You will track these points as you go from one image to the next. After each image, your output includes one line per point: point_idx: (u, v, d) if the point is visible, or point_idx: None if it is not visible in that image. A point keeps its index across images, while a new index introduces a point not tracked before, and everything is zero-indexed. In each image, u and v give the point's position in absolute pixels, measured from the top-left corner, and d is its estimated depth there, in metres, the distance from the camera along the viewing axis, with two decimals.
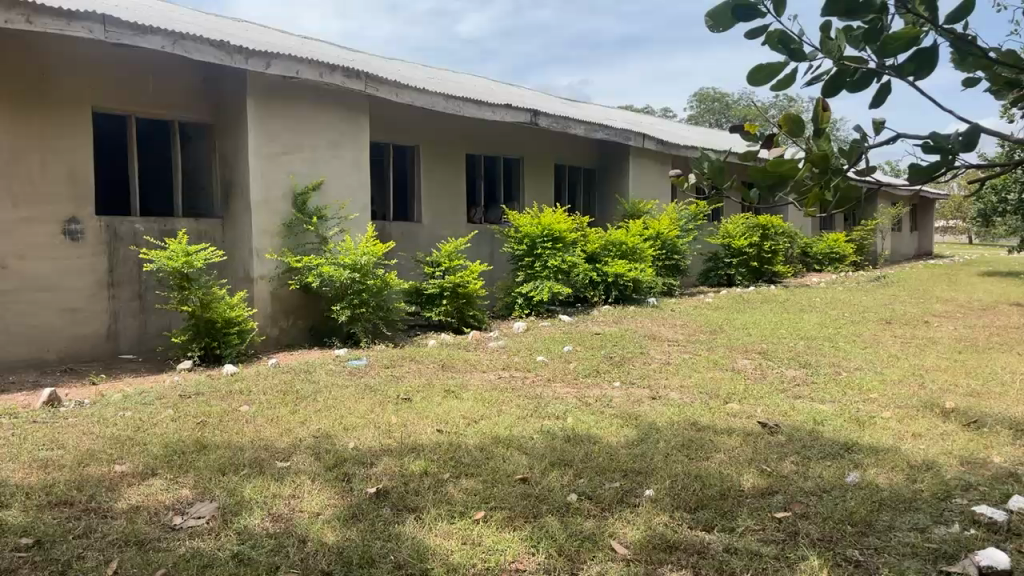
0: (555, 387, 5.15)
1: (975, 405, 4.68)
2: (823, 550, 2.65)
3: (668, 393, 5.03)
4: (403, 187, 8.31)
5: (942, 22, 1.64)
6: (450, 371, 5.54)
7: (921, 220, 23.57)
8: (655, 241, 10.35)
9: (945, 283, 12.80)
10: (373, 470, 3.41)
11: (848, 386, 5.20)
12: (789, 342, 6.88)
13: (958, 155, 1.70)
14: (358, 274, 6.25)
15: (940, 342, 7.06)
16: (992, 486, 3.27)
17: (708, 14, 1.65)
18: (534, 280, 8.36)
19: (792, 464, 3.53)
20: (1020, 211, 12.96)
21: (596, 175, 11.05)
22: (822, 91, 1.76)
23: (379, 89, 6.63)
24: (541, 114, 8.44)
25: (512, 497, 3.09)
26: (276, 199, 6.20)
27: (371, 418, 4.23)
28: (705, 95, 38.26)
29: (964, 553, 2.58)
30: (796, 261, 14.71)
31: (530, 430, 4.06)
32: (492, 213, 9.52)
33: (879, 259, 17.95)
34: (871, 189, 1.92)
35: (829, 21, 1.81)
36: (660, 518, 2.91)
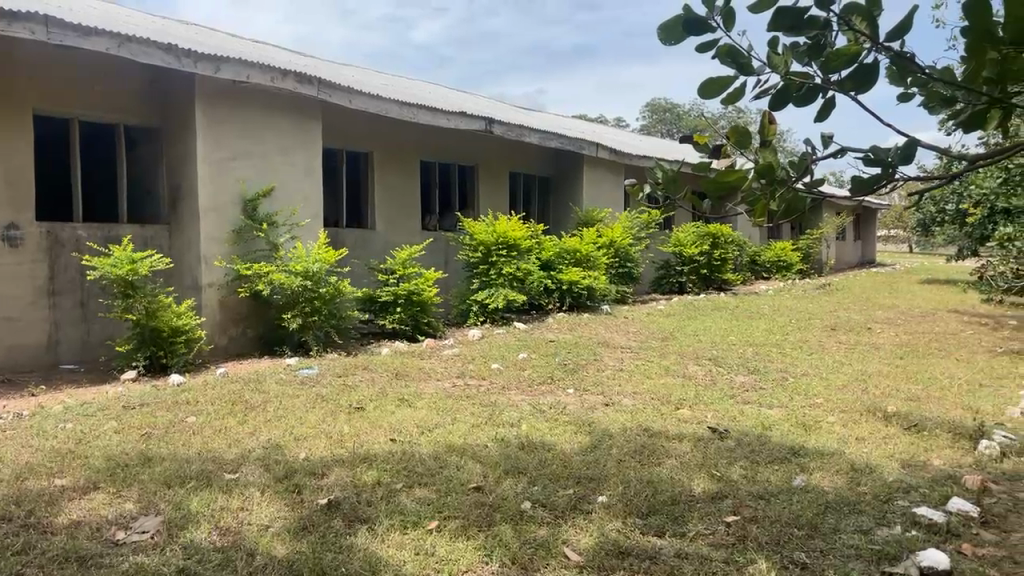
0: (510, 395, 5.16)
1: (915, 409, 4.83)
2: (770, 553, 2.71)
3: (621, 399, 5.08)
4: (356, 193, 8.23)
5: (883, 39, 1.74)
6: (404, 380, 5.50)
7: (863, 229, 24.25)
8: (609, 249, 10.47)
9: (887, 291, 13.19)
10: (324, 481, 3.36)
11: (794, 391, 5.32)
12: (738, 348, 7.01)
13: (897, 168, 1.81)
14: (310, 282, 6.18)
15: (882, 348, 7.27)
16: (931, 488, 3.38)
17: (660, 27, 1.77)
18: (489, 287, 8.36)
19: (741, 469, 3.60)
20: (957, 221, 13.44)
21: (550, 183, 11.11)
22: (771, 104, 1.87)
23: (332, 96, 6.56)
24: (496, 122, 8.45)
25: (466, 505, 3.08)
26: (225, 205, 6.09)
27: (322, 428, 4.18)
28: (656, 106, 38.81)
29: (906, 554, 2.66)
30: (745, 269, 14.99)
31: (484, 438, 4.05)
32: (447, 221, 9.50)
33: (825, 267, 18.41)
34: (817, 199, 2.02)
35: (778, 37, 1.91)
36: (613, 524, 2.93)
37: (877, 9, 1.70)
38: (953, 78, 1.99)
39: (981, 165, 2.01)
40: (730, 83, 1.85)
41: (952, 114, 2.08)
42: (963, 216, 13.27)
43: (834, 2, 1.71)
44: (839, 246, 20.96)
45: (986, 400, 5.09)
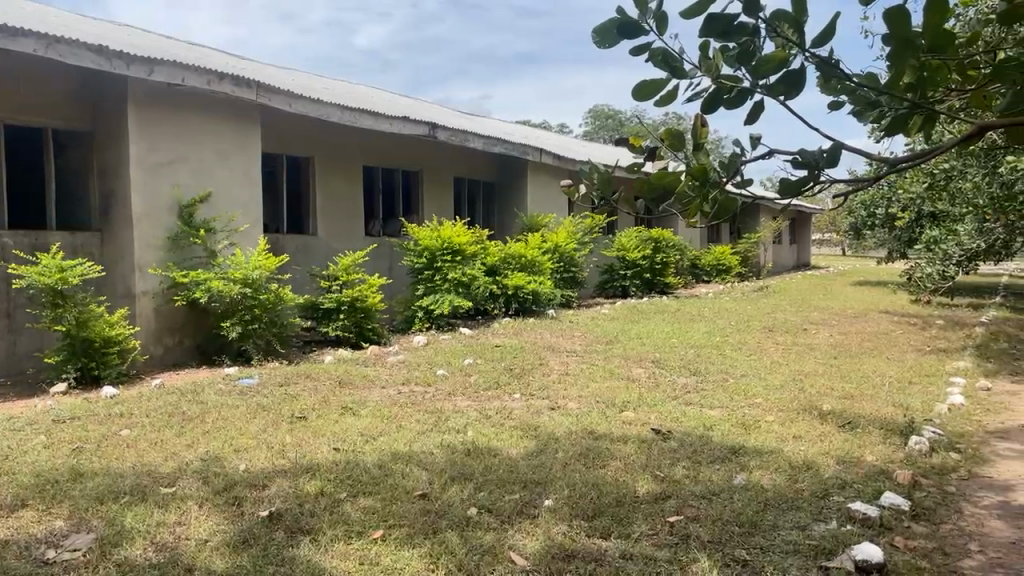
0: (455, 401, 5.14)
1: (849, 406, 4.98)
2: (713, 552, 2.75)
3: (566, 403, 5.11)
4: (296, 199, 8.09)
5: (809, 45, 1.82)
6: (348, 388, 5.42)
7: (798, 233, 24.97)
8: (553, 254, 10.54)
9: (821, 293, 13.60)
10: (265, 492, 3.28)
11: (734, 391, 5.43)
12: (680, 350, 7.12)
13: (823, 170, 1.89)
14: (250, 289, 6.05)
15: (817, 348, 7.49)
16: (865, 483, 3.48)
17: (594, 32, 1.85)
18: (434, 293, 8.32)
19: (683, 469, 3.65)
20: (886, 225, 13.95)
21: (494, 188, 11.12)
22: (702, 107, 1.95)
23: (271, 99, 6.43)
24: (439, 127, 8.41)
25: (411, 513, 3.05)
26: (160, 211, 5.92)
27: (263, 438, 4.09)
28: (599, 113, 39.26)
29: (842, 549, 2.73)
30: (686, 272, 15.26)
31: (430, 445, 4.02)
32: (390, 227, 9.41)
33: (763, 270, 18.89)
34: (749, 202, 2.08)
35: (710, 42, 1.98)
36: (559, 527, 2.94)
37: (803, 16, 1.78)
38: (876, 85, 2.08)
39: (902, 167, 2.10)
40: (663, 86, 1.96)
41: (877, 120, 2.17)
42: (892, 220, 13.79)
43: (762, 9, 1.77)
44: (775, 250, 21.54)
45: (915, 397, 5.28)
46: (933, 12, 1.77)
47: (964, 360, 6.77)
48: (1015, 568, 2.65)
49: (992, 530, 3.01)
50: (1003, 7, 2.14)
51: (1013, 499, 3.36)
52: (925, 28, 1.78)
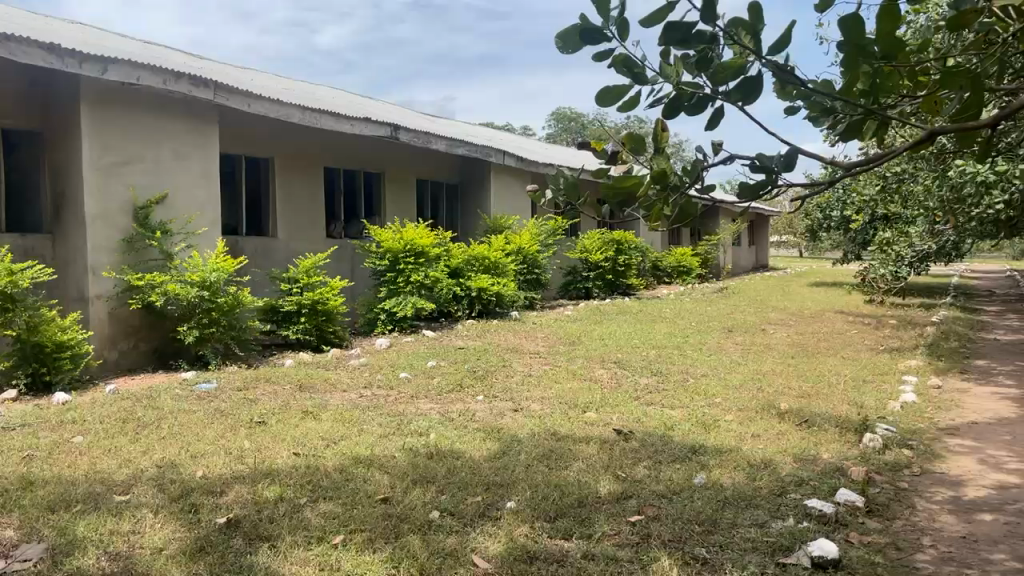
0: (418, 404, 5.11)
1: (805, 405, 5.07)
2: (673, 550, 2.77)
3: (529, 404, 5.12)
4: (256, 200, 7.97)
5: (766, 52, 1.85)
6: (308, 392, 5.35)
7: (757, 235, 25.36)
8: (516, 256, 10.55)
9: (779, 294, 13.83)
10: (223, 499, 3.23)
11: (694, 391, 5.49)
12: (642, 351, 7.18)
13: (780, 175, 1.93)
14: (207, 292, 5.95)
15: (775, 348, 7.61)
16: (821, 480, 3.54)
17: (558, 36, 1.87)
18: (396, 295, 8.26)
19: (645, 469, 3.68)
20: (842, 227, 14.25)
21: (457, 190, 11.09)
22: (663, 112, 1.97)
23: (230, 99, 6.32)
24: (401, 129, 8.36)
25: (373, 518, 3.02)
26: (114, 212, 5.78)
27: (221, 444, 4.02)
28: (563, 114, 39.39)
29: (799, 545, 2.78)
30: (648, 274, 15.40)
31: (392, 448, 3.99)
32: (352, 229, 9.32)
33: (723, 271, 19.15)
34: (709, 207, 2.10)
35: (670, 49, 2.01)
36: (521, 529, 2.94)
37: (760, 24, 1.81)
38: (831, 91, 2.12)
39: (855, 172, 2.15)
40: (626, 91, 1.97)
41: (832, 125, 2.20)
42: (847, 222, 14.10)
43: (720, 17, 1.80)
44: (734, 252, 21.88)
45: (869, 396, 5.40)
46: (885, 20, 1.81)
47: (916, 358, 6.95)
48: (965, 561, 2.72)
49: (944, 524, 3.08)
50: (950, 14, 2.19)
51: (964, 494, 3.46)
52: (877, 35, 1.82)
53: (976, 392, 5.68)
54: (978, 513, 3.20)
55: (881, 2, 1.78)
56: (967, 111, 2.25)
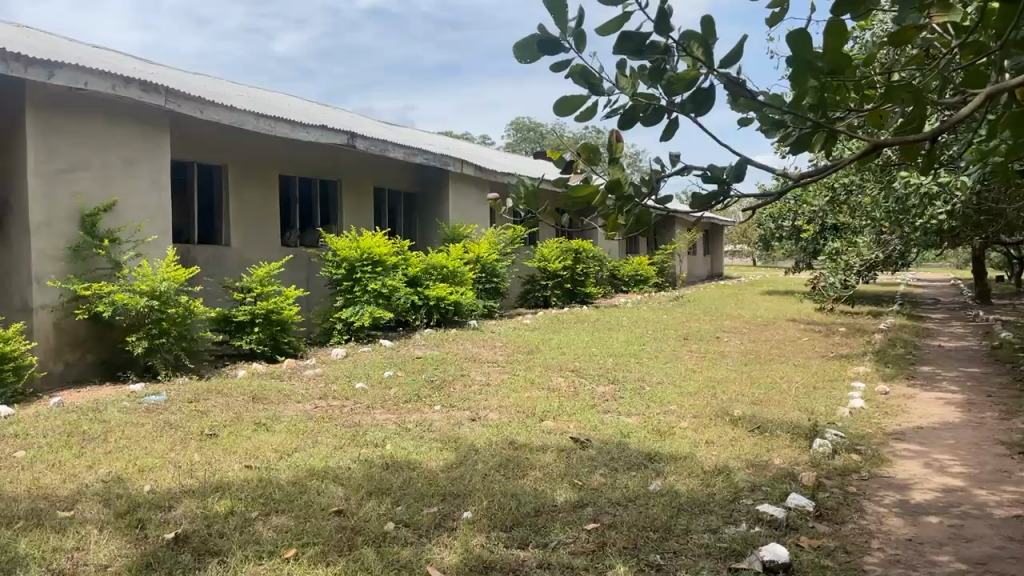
0: (375, 414, 5.06)
1: (758, 412, 5.15)
2: (629, 557, 2.78)
3: (486, 414, 5.10)
4: (209, 209, 7.83)
5: (717, 66, 1.89)
6: (262, 403, 5.26)
7: (712, 243, 25.75)
8: (475, 265, 10.56)
9: (733, 302, 14.06)
10: (171, 514, 3.14)
11: (651, 399, 5.53)
12: (599, 359, 7.22)
13: (731, 185, 1.96)
14: (157, 302, 5.82)
15: (729, 355, 7.74)
16: (773, 485, 3.61)
17: (516, 46, 1.87)
18: (353, 304, 8.18)
19: (601, 477, 3.70)
20: (794, 237, 14.56)
21: (415, 199, 11.05)
22: (619, 123, 1.99)
23: (182, 105, 6.20)
24: (358, 137, 8.30)
25: (327, 530, 2.97)
26: (60, 220, 5.62)
27: (171, 457, 3.93)
28: (520, 124, 39.58)
29: (751, 550, 2.81)
30: (606, 282, 15.53)
31: (347, 459, 3.94)
32: (308, 237, 9.21)
33: (679, 279, 19.40)
34: (664, 216, 2.14)
35: (625, 60, 2.02)
36: (477, 539, 2.93)
37: (711, 37, 1.85)
38: (781, 105, 2.17)
39: (805, 182, 2.19)
40: (583, 102, 1.98)
41: (782, 137, 2.25)
42: (798, 232, 14.42)
43: (674, 30, 1.84)
44: (690, 260, 22.25)
45: (820, 402, 5.51)
46: (831, 36, 1.86)
47: (864, 365, 7.12)
48: (911, 563, 2.79)
49: (891, 527, 3.16)
50: (895, 32, 2.26)
51: (910, 497, 3.54)
52: (825, 51, 1.87)
53: (921, 398, 5.84)
54: (924, 516, 3.28)
55: (827, 19, 1.83)
56: (910, 125, 2.30)
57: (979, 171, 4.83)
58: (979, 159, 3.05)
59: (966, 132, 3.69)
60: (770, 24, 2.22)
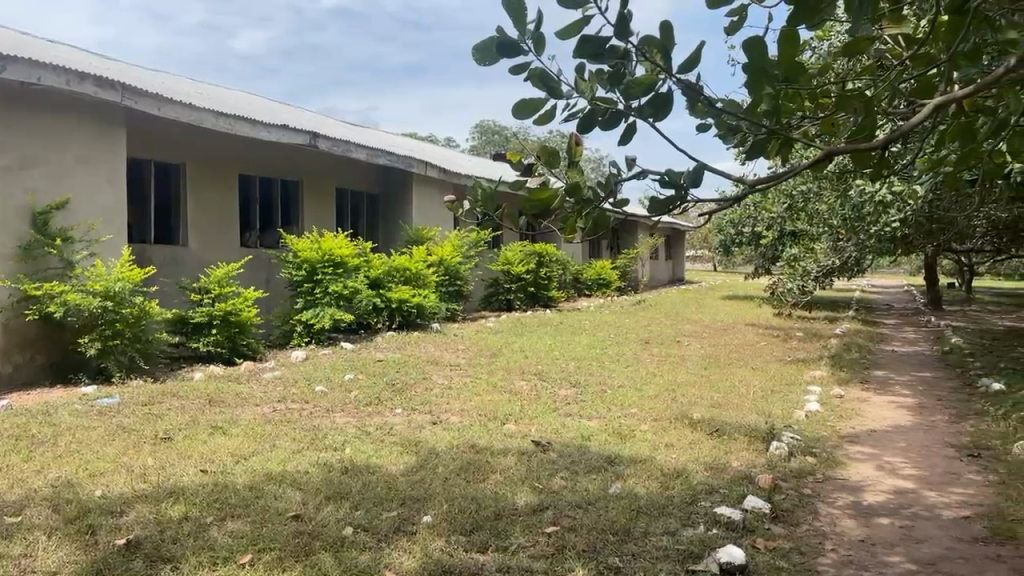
0: (335, 417, 5.00)
1: (717, 415, 5.21)
2: (587, 560, 2.79)
3: (448, 417, 5.08)
4: (166, 208, 7.68)
5: (675, 71, 1.91)
6: (219, 406, 5.17)
7: (673, 248, 26.02)
8: (439, 267, 10.52)
9: (694, 306, 14.23)
10: (123, 520, 3.06)
11: (612, 402, 5.56)
12: (562, 362, 7.25)
13: (688, 190, 1.98)
14: (111, 303, 5.68)
15: (689, 359, 7.82)
16: (730, 487, 3.65)
17: (475, 48, 1.87)
18: (314, 306, 8.09)
19: (561, 480, 3.70)
20: (753, 243, 14.79)
21: (378, 201, 10.97)
22: (578, 126, 2.00)
23: (139, 102, 6.07)
24: (320, 137, 8.21)
25: (284, 535, 2.93)
26: (10, 217, 5.47)
27: (123, 461, 3.83)
28: (485, 128, 39.60)
29: (708, 552, 2.84)
30: (569, 286, 15.59)
31: (306, 463, 3.89)
32: (268, 238, 9.07)
33: (641, 284, 19.56)
34: (622, 220, 2.15)
35: (584, 64, 2.03)
36: (436, 543, 2.91)
37: (670, 43, 1.87)
38: (738, 111, 2.19)
39: (762, 187, 2.21)
40: (542, 105, 1.98)
41: (739, 143, 2.28)
42: (757, 238, 14.65)
43: (632, 34, 1.85)
44: (652, 265, 22.45)
45: (777, 405, 5.59)
46: (786, 44, 1.88)
47: (820, 369, 7.25)
48: (863, 564, 2.84)
49: (844, 528, 3.22)
50: (848, 42, 2.31)
51: (862, 499, 3.62)
52: (779, 58, 1.90)
53: (874, 401, 5.97)
54: (876, 518, 3.35)
55: (783, 28, 1.85)
56: (863, 133, 2.34)
57: (931, 180, 4.95)
58: (930, 168, 3.13)
59: (918, 142, 3.78)
60: (729, 32, 2.25)
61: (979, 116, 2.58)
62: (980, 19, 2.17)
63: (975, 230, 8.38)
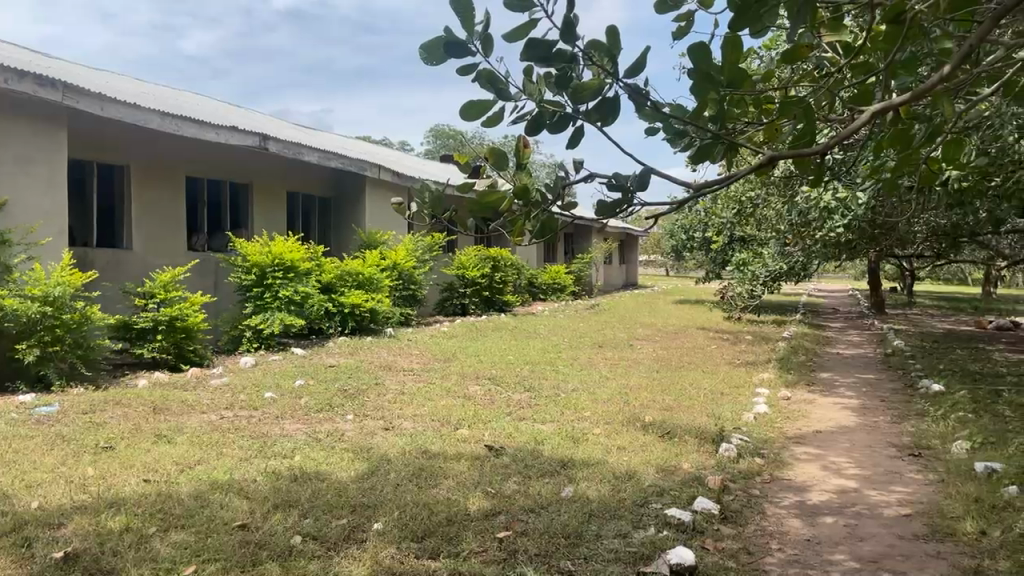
0: (284, 424, 4.91)
1: (668, 417, 5.26)
2: (539, 565, 2.78)
3: (401, 423, 5.03)
4: (108, 210, 7.46)
5: (623, 75, 1.91)
6: (163, 414, 5.03)
7: (626, 253, 26.27)
8: (392, 272, 10.43)
9: (646, 310, 14.38)
10: (60, 532, 2.95)
11: (565, 406, 5.58)
12: (516, 367, 7.24)
13: (635, 194, 1.99)
14: (51, 307, 5.49)
15: (642, 362, 7.89)
16: (681, 489, 3.68)
17: (423, 48, 1.85)
18: (263, 311, 7.93)
19: (514, 484, 3.69)
20: (704, 248, 15.02)
21: (330, 204, 10.84)
22: (527, 129, 1.99)
23: (81, 101, 5.89)
24: (270, 139, 8.06)
25: (229, 546, 2.85)
26: None
27: (61, 471, 3.69)
28: (440, 132, 39.45)
29: (658, 554, 2.86)
30: (524, 290, 15.61)
31: (253, 471, 3.80)
32: (216, 241, 8.87)
33: (595, 289, 19.70)
34: (570, 223, 2.15)
35: (532, 67, 2.03)
36: (387, 551, 2.86)
37: (617, 47, 1.88)
38: (684, 116, 2.20)
39: (708, 192, 2.23)
40: (490, 107, 1.97)
41: (685, 148, 2.29)
42: (708, 243, 14.88)
43: (580, 38, 1.86)
44: (606, 270, 22.63)
45: (726, 407, 5.67)
46: (729, 51, 1.91)
47: (768, 372, 7.38)
48: (809, 562, 2.89)
49: (790, 528, 3.27)
50: (789, 49, 2.35)
51: (808, 498, 3.69)
52: (723, 64, 1.93)
53: (820, 403, 6.09)
54: (821, 517, 3.42)
55: (726, 34, 1.87)
56: (804, 139, 2.38)
57: (872, 186, 5.09)
58: (872, 175, 3.20)
59: (861, 150, 3.87)
60: (675, 38, 2.28)
61: (916, 124, 2.65)
62: (915, 28, 2.21)
63: (916, 235, 8.64)
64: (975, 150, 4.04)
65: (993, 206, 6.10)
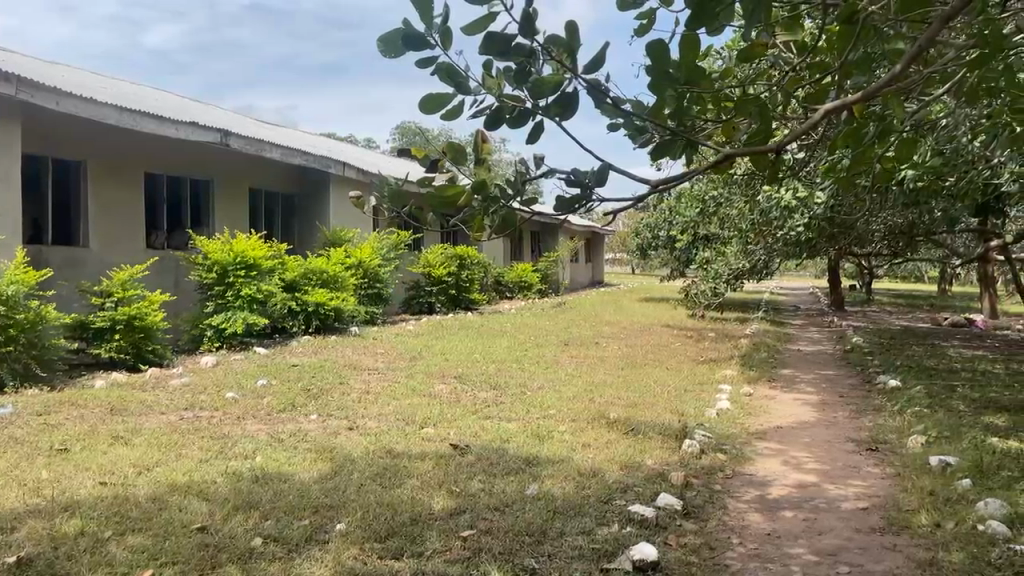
0: (246, 425, 4.83)
1: (634, 414, 5.29)
2: (503, 563, 2.77)
3: (365, 422, 4.99)
4: (64, 207, 7.27)
5: (582, 71, 1.91)
6: (121, 415, 4.92)
7: (593, 252, 26.42)
8: (357, 269, 10.34)
9: (612, 308, 14.49)
10: (12, 537, 2.87)
11: (531, 404, 5.58)
12: (482, 365, 7.22)
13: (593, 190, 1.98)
14: (4, 307, 5.34)
15: (608, 360, 7.92)
16: (645, 485, 3.70)
17: (382, 40, 1.80)
18: (225, 310, 7.80)
19: (479, 483, 3.68)
20: (669, 246, 15.16)
21: (294, 202, 10.71)
22: (486, 124, 1.97)
23: (35, 96, 5.72)
24: (233, 135, 7.93)
25: (188, 548, 2.79)
26: None
27: (14, 474, 3.59)
28: (407, 130, 39.27)
29: (622, 550, 2.87)
30: (491, 289, 15.60)
31: (214, 473, 3.73)
32: (176, 239, 8.70)
33: (561, 287, 19.77)
34: (530, 218, 2.14)
35: (491, 61, 2.01)
36: (350, 551, 2.83)
37: (576, 44, 1.88)
38: (644, 111, 2.20)
39: (668, 189, 2.23)
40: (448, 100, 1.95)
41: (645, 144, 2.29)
42: (673, 241, 15.02)
43: (539, 33, 1.85)
44: (572, 268, 22.70)
45: (690, 404, 5.72)
46: (687, 49, 1.92)
47: (731, 368, 7.47)
48: (769, 556, 2.93)
49: (751, 522, 3.31)
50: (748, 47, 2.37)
51: (768, 493, 3.74)
52: (681, 60, 1.94)
53: (781, 399, 6.18)
54: (781, 511, 3.46)
55: (685, 31, 1.88)
56: (761, 136, 2.41)
57: (831, 185, 5.16)
58: (831, 172, 3.24)
59: (819, 149, 3.92)
60: (636, 34, 2.28)
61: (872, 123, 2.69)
62: (869, 28, 2.24)
63: (875, 234, 8.80)
64: (930, 151, 4.13)
65: (947, 205, 6.23)
